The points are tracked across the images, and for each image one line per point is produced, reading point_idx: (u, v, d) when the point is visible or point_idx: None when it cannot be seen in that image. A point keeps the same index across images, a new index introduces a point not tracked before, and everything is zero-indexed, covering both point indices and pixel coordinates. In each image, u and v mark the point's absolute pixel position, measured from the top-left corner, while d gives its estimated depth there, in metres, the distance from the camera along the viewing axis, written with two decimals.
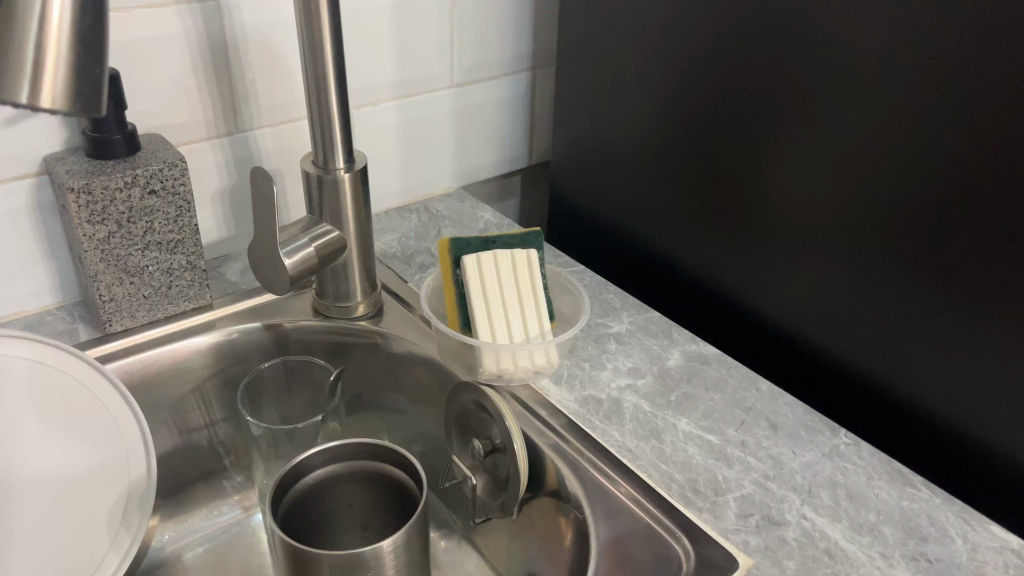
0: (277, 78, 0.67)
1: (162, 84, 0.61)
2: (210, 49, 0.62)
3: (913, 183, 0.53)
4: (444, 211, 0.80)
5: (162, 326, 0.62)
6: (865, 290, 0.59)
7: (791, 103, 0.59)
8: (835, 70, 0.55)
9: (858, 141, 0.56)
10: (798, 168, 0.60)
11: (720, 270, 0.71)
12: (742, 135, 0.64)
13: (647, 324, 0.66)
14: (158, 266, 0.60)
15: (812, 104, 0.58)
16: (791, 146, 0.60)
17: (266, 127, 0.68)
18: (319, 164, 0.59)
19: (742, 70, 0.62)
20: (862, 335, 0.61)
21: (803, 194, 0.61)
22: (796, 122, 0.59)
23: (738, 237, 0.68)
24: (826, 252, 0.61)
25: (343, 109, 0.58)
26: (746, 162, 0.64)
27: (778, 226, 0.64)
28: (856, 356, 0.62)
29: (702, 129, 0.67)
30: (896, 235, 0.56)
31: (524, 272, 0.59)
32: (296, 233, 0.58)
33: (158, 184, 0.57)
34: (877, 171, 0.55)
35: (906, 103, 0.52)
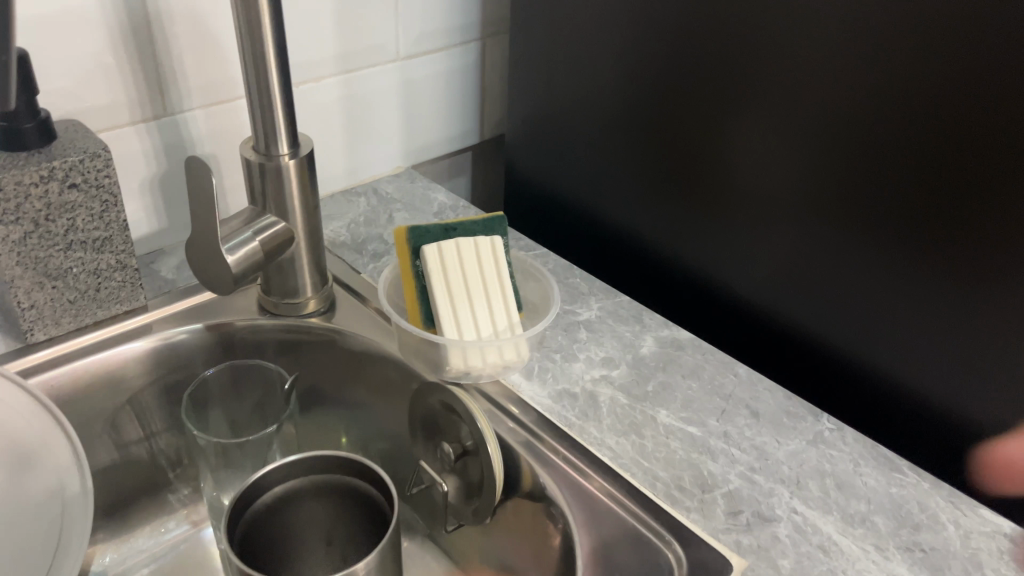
0: (208, 56, 0.61)
1: (77, 65, 0.54)
2: (131, 24, 0.56)
3: (884, 152, 0.51)
4: (394, 193, 0.75)
5: (92, 332, 0.57)
6: (838, 263, 0.57)
7: (752, 78, 0.57)
8: (795, 33, 0.53)
9: (822, 106, 0.53)
10: (760, 137, 0.58)
11: (685, 247, 0.68)
12: (699, 104, 0.61)
13: (617, 310, 0.63)
14: (83, 267, 0.54)
15: (774, 76, 0.55)
16: (751, 115, 0.58)
17: (199, 109, 0.62)
18: (260, 151, 0.54)
19: (704, 51, 0.59)
20: (838, 310, 0.59)
21: (767, 165, 0.58)
22: (759, 97, 0.57)
23: (700, 212, 0.65)
24: (796, 243, 0.59)
25: (284, 90, 0.53)
26: (709, 150, 0.62)
27: (745, 217, 0.62)
28: (832, 331, 0.60)
29: (657, 98, 0.64)
30: (867, 202, 0.53)
31: (489, 262, 0.55)
32: (239, 225, 0.53)
33: (79, 177, 0.51)
34: (848, 161, 0.53)
35: (873, 79, 0.50)
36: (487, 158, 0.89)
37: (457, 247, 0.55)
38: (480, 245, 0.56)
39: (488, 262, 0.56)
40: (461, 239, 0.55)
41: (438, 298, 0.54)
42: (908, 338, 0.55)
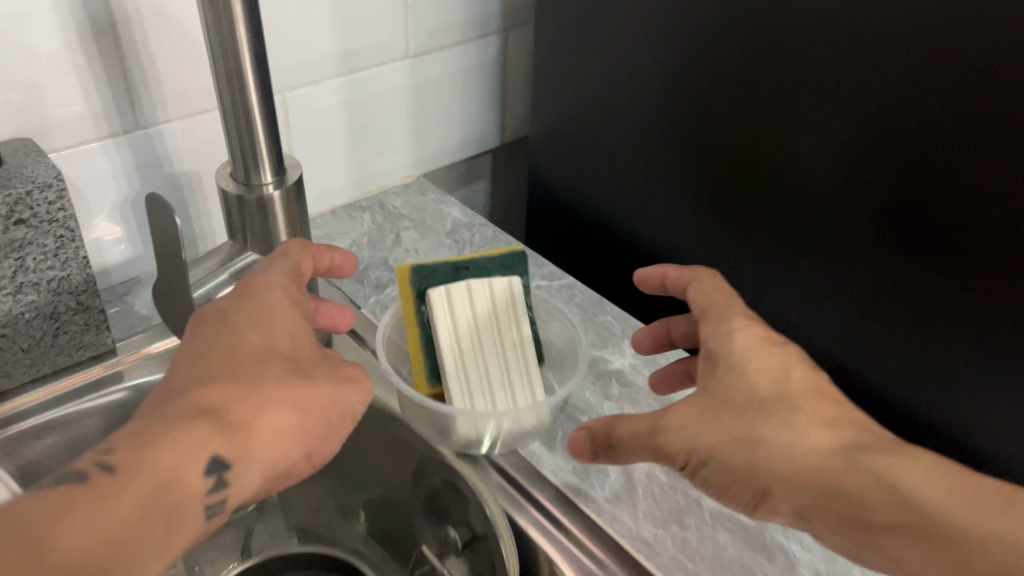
0: (186, 60, 0.53)
1: (26, 75, 0.46)
2: (92, 27, 0.47)
3: (1000, 179, 0.43)
4: (403, 208, 0.67)
5: (51, 383, 0.49)
6: (932, 298, 0.50)
7: (830, 89, 0.48)
8: (890, 37, 0.44)
9: (921, 123, 0.45)
10: (836, 157, 0.50)
11: (740, 271, 0.60)
12: (760, 117, 0.52)
13: (653, 358, 0.55)
14: (38, 311, 0.47)
15: (858, 88, 0.47)
16: (827, 132, 0.49)
17: (177, 120, 0.54)
18: (240, 180, 0.47)
19: (770, 71, 0.50)
20: (931, 344, 0.52)
21: (845, 189, 0.50)
22: (836, 111, 0.48)
23: (760, 235, 0.57)
24: (840, 269, 0.54)
25: (266, 110, 0.44)
26: (734, 166, 0.56)
27: (777, 239, 0.56)
28: (923, 365, 0.53)
29: (707, 107, 0.55)
30: (974, 234, 0.46)
31: (506, 311, 0.48)
32: (211, 267, 0.46)
33: (26, 211, 0.44)
34: (897, 184, 0.48)
35: (992, 96, 0.42)
36: (508, 162, 0.81)
37: (466, 293, 0.47)
38: (495, 290, 0.48)
39: (504, 310, 0.48)
40: (471, 282, 0.47)
41: (445, 354, 0.46)
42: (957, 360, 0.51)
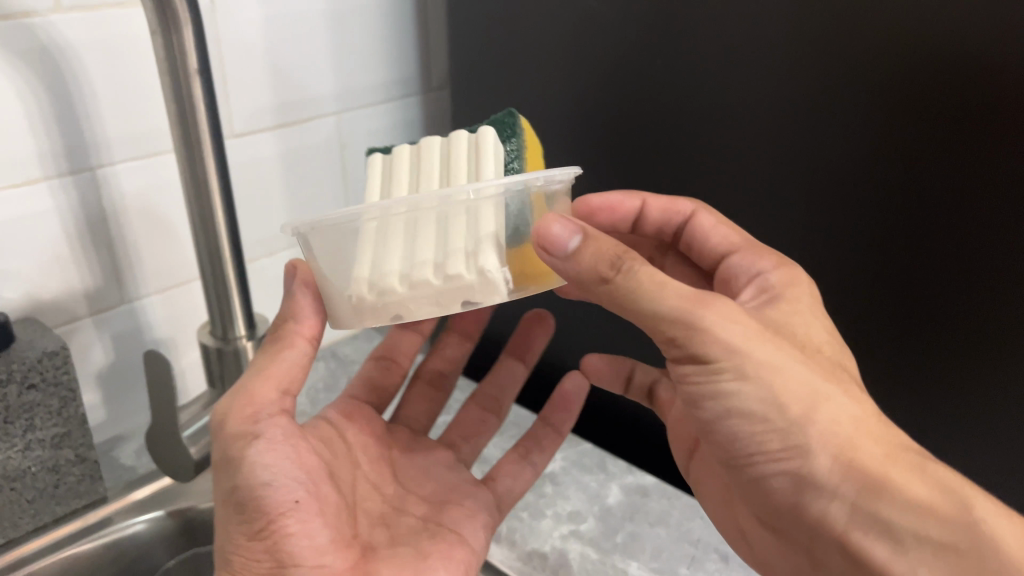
0: (161, 240, 0.63)
1: (35, 259, 0.56)
2: (87, 222, 0.58)
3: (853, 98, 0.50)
4: (352, 355, 0.78)
5: (49, 532, 0.56)
6: (887, 218, 0.52)
7: (710, 67, 0.56)
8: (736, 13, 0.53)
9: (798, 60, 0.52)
10: (745, 113, 0.55)
11: (760, 221, 0.58)
12: (675, 109, 0.59)
13: (580, 459, 0.64)
14: (41, 465, 0.54)
15: (732, 55, 0.54)
16: (730, 103, 0.56)
17: (156, 293, 0.64)
18: (218, 335, 0.56)
19: (669, 70, 0.58)
20: (904, 262, 0.52)
21: (763, 145, 0.55)
22: (719, 82, 0.56)
23: (740, 195, 0.59)
24: (823, 230, 0.55)
25: (241, 279, 0.55)
26: (728, 147, 0.57)
27: (771, 207, 0.57)
28: (906, 283, 0.53)
29: (639, 129, 0.62)
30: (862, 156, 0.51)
31: (461, 155, 0.42)
32: (197, 412, 0.55)
33: (37, 377, 0.52)
34: (777, 178, 0.56)
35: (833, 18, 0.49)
36: None
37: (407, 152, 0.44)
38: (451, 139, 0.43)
39: (457, 152, 0.42)
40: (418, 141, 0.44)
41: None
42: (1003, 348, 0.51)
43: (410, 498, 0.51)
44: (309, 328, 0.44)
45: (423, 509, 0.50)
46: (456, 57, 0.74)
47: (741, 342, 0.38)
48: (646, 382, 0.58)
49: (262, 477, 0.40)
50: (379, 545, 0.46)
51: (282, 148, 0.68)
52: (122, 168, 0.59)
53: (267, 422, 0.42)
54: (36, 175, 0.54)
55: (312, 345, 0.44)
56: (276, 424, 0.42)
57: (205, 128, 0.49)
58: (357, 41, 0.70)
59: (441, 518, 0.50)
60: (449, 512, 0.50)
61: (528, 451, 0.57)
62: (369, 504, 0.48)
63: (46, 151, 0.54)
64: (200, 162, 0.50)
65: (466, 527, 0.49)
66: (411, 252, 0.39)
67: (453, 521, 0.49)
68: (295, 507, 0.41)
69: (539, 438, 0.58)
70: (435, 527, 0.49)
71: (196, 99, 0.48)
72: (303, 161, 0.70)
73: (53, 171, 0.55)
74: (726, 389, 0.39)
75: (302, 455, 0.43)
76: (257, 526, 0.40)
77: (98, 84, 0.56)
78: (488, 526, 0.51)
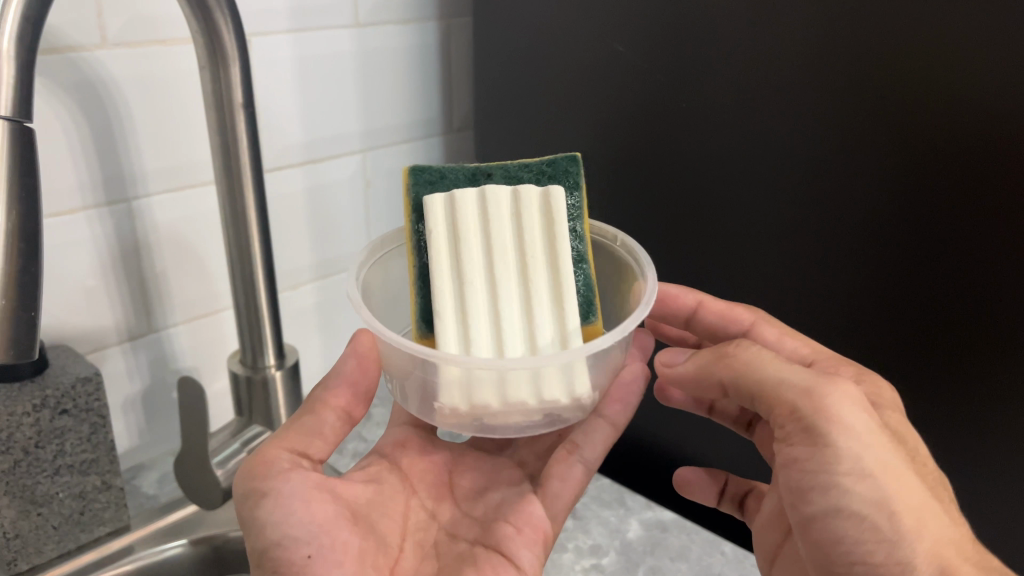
0: (189, 272, 0.64)
1: (70, 287, 0.57)
2: (121, 252, 0.59)
3: (832, 127, 0.52)
4: None
5: (73, 558, 0.56)
6: (873, 243, 0.53)
7: (707, 106, 0.57)
8: (732, 53, 0.55)
9: (779, 94, 0.53)
10: (734, 149, 0.57)
11: (750, 254, 0.59)
12: (676, 149, 0.60)
13: (599, 495, 0.64)
14: (68, 491, 0.54)
15: (726, 93, 0.56)
16: (722, 140, 0.57)
17: (182, 323, 0.65)
18: (248, 364, 0.57)
19: (675, 110, 0.59)
20: (891, 286, 0.53)
21: (751, 178, 0.57)
22: (715, 120, 0.57)
23: (731, 231, 0.60)
24: (805, 259, 0.56)
25: (273, 308, 0.56)
26: (719, 174, 0.58)
27: (756, 234, 0.58)
28: (895, 307, 0.54)
29: (646, 169, 0.63)
30: (844, 183, 0.53)
31: (533, 222, 0.46)
32: (227, 438, 0.56)
33: (70, 402, 0.52)
34: (765, 210, 0.57)
35: (807, 51, 0.51)
36: None
37: (474, 205, 0.46)
38: (522, 204, 0.46)
39: (529, 215, 0.46)
40: (484, 187, 0.46)
41: (449, 273, 0.46)
42: (971, 383, 0.52)
43: (463, 520, 0.51)
44: (335, 396, 0.47)
45: (473, 530, 0.50)
46: (482, 99, 0.76)
47: (866, 435, 0.39)
48: (740, 492, 0.55)
49: (271, 536, 0.40)
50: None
51: (309, 184, 0.69)
52: (156, 200, 0.60)
53: (275, 477, 0.42)
54: (75, 204, 0.55)
55: (340, 414, 0.47)
56: (286, 480, 0.42)
57: (246, 160, 0.51)
58: (384, 82, 0.72)
59: (490, 535, 0.48)
60: (498, 530, 0.48)
61: (574, 447, 0.51)
62: (420, 535, 0.49)
63: (85, 182, 0.55)
64: (239, 191, 0.51)
65: (513, 546, 0.46)
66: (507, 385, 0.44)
67: (500, 538, 0.47)
68: (308, 562, 0.40)
69: (588, 434, 0.51)
70: (480, 549, 0.47)
71: (240, 133, 0.50)
72: (329, 198, 0.72)
73: (92, 201, 0.56)
74: (836, 484, 0.39)
75: (318, 507, 0.42)
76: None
77: (138, 117, 0.57)
78: (542, 540, 0.48)
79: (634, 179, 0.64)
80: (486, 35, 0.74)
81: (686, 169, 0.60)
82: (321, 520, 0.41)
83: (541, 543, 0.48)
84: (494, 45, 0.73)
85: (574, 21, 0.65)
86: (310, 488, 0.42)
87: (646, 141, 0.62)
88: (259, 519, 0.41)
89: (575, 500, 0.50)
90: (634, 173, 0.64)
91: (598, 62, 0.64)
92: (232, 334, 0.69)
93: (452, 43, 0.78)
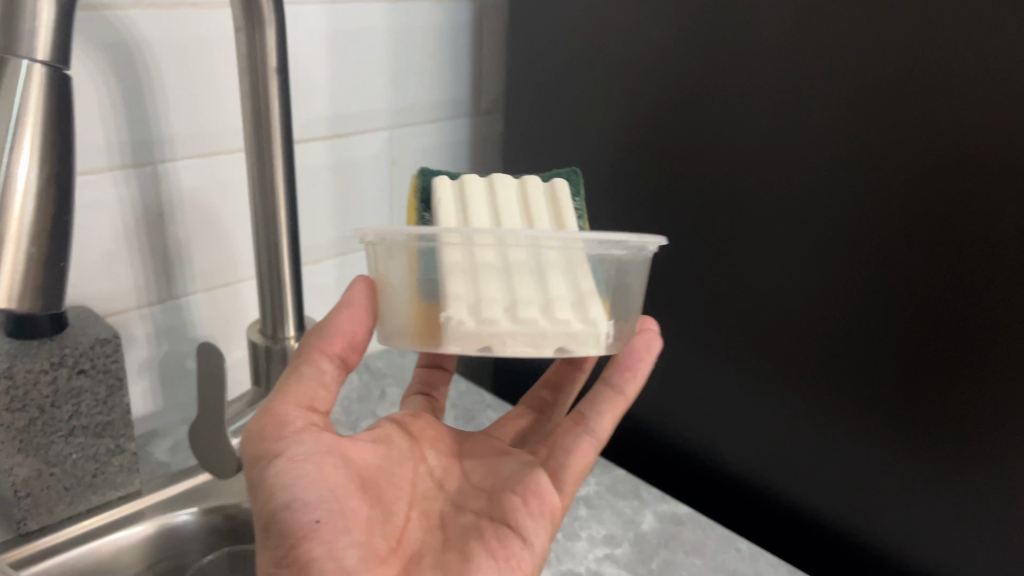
0: (210, 239, 0.63)
1: (91, 248, 0.56)
2: (144, 215, 0.58)
3: (854, 123, 0.50)
4: (385, 368, 0.79)
5: (84, 521, 0.55)
6: (883, 248, 0.50)
7: (741, 94, 0.56)
8: (769, 41, 0.53)
9: (811, 84, 0.52)
10: (760, 137, 0.55)
11: (764, 252, 0.57)
12: (707, 137, 0.59)
13: (614, 485, 0.64)
14: (82, 452, 0.54)
15: (760, 80, 0.55)
16: (753, 128, 0.56)
17: (202, 291, 0.65)
18: (268, 334, 0.57)
19: (708, 97, 0.58)
20: (897, 296, 0.51)
21: (773, 171, 0.55)
22: (747, 109, 0.56)
23: (748, 226, 0.58)
24: (819, 273, 0.54)
25: (295, 279, 0.56)
26: (746, 195, 0.57)
27: (775, 249, 0.57)
28: (899, 318, 0.51)
29: (674, 157, 0.62)
30: (861, 183, 0.51)
31: (540, 206, 0.43)
32: (243, 407, 0.56)
33: (87, 363, 0.52)
34: (781, 205, 0.55)
35: (842, 41, 0.50)
36: None
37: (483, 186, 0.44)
38: (530, 189, 0.44)
39: (537, 203, 0.43)
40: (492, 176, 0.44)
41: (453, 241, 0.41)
42: (953, 458, 0.51)
43: (469, 491, 0.50)
44: (333, 347, 0.42)
45: (480, 503, 0.48)
46: (515, 82, 0.75)
47: None
48: None
49: (280, 498, 0.38)
50: (427, 552, 0.44)
51: (334, 158, 0.69)
52: (182, 165, 0.59)
53: (287, 440, 0.39)
54: (102, 165, 0.55)
55: (337, 363, 0.42)
56: (299, 442, 0.39)
57: (275, 126, 0.50)
58: (414, 61, 0.72)
59: (498, 509, 0.47)
60: (503, 501, 0.47)
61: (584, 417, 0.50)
62: (427, 505, 0.47)
63: (112, 143, 0.55)
64: (267, 158, 0.51)
65: (520, 519, 0.46)
66: (514, 290, 0.39)
67: (508, 512, 0.46)
68: (318, 527, 0.38)
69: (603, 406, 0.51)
70: (488, 522, 0.46)
71: (271, 98, 0.49)
72: (352, 174, 0.71)
73: (118, 162, 0.55)
74: None
75: (331, 468, 0.40)
76: (283, 550, 0.38)
77: (169, 81, 0.56)
78: (552, 517, 0.47)
79: (661, 169, 0.63)
80: (523, 18, 0.73)
81: (716, 159, 0.59)
82: (334, 482, 0.40)
83: (550, 519, 0.47)
84: (529, 28, 0.72)
85: (612, 5, 0.64)
86: (325, 446, 0.40)
87: (677, 130, 0.61)
88: (270, 481, 0.39)
89: (584, 475, 0.49)
90: (661, 160, 0.63)
91: (635, 46, 0.63)
92: (251, 306, 0.69)
93: (485, 25, 0.77)
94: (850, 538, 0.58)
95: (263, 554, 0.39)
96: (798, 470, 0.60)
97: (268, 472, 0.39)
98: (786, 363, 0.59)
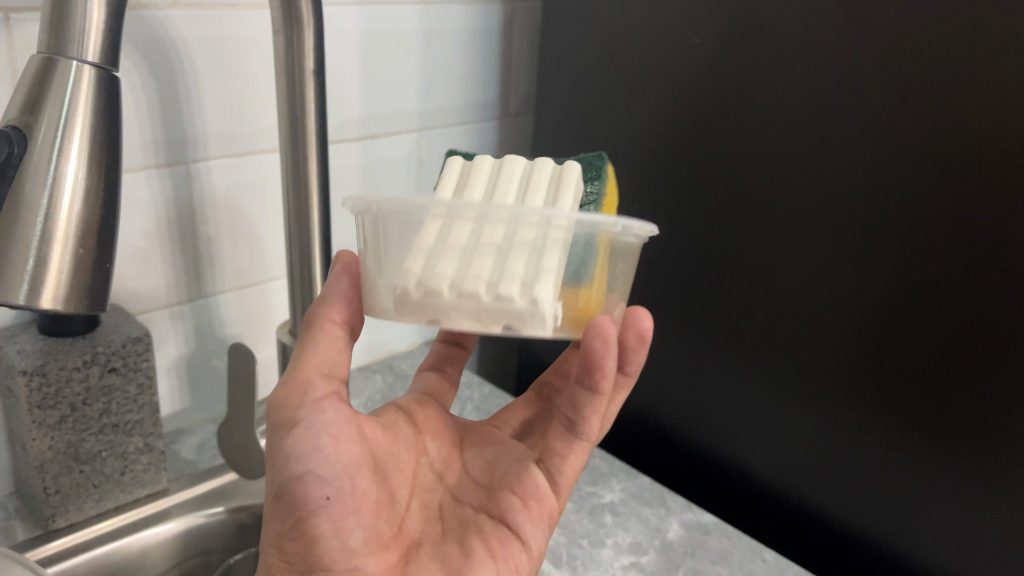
0: (240, 239, 0.63)
1: (124, 247, 0.56)
2: (176, 214, 0.58)
3: (889, 125, 0.50)
4: (408, 369, 0.79)
5: (111, 518, 0.55)
6: (914, 250, 0.50)
7: (775, 102, 0.56)
8: (805, 49, 0.53)
9: (848, 90, 0.51)
10: (794, 144, 0.55)
11: (792, 254, 0.57)
12: (739, 144, 0.59)
13: (639, 492, 0.64)
14: (111, 450, 0.54)
15: (796, 88, 0.54)
16: (785, 136, 0.55)
17: (231, 291, 0.65)
18: (297, 335, 0.57)
19: (742, 105, 0.58)
20: (927, 297, 0.50)
21: (805, 176, 0.55)
22: (781, 117, 0.55)
23: (778, 229, 0.58)
24: (847, 275, 0.54)
25: (326, 279, 0.56)
26: (774, 201, 0.57)
27: (804, 252, 0.56)
28: (927, 319, 0.51)
29: (705, 164, 0.61)
30: (894, 185, 0.50)
31: (538, 188, 0.39)
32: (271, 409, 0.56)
33: (118, 361, 0.52)
34: (811, 205, 0.55)
35: (881, 49, 0.49)
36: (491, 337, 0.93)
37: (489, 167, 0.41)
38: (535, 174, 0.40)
39: (538, 183, 0.40)
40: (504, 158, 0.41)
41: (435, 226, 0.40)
42: (966, 467, 0.51)
43: (468, 484, 0.49)
44: (341, 313, 0.42)
45: (478, 496, 0.48)
46: (545, 85, 0.75)
47: None
48: None
49: (294, 470, 0.39)
50: (427, 541, 0.45)
51: (364, 159, 0.69)
52: (215, 164, 0.59)
53: (304, 409, 0.40)
54: (137, 164, 0.55)
55: (345, 331, 0.43)
56: (319, 412, 0.40)
57: (311, 127, 0.50)
58: (445, 64, 0.71)
59: (497, 505, 0.46)
60: (501, 495, 0.46)
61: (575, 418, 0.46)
62: (426, 496, 0.48)
63: (147, 142, 0.55)
64: (302, 159, 0.51)
65: (517, 519, 0.45)
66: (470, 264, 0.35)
67: (505, 509, 0.45)
68: (325, 503, 0.39)
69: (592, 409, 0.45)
70: (484, 518, 0.46)
71: (308, 100, 0.49)
72: (381, 176, 0.71)
73: (152, 161, 0.56)
74: None
75: (344, 445, 0.41)
76: (291, 523, 0.40)
77: (204, 81, 0.56)
78: (549, 516, 0.46)
79: (692, 175, 0.63)
80: (554, 22, 0.72)
81: (747, 166, 0.59)
82: (346, 460, 0.41)
83: (548, 520, 0.46)
84: (561, 32, 0.72)
85: (646, 11, 0.64)
86: (342, 421, 0.42)
87: (709, 137, 0.61)
88: (287, 452, 0.40)
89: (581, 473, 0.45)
90: (692, 167, 0.63)
91: (669, 52, 0.62)
92: (278, 305, 0.69)
93: (515, 28, 0.77)
94: (859, 544, 0.59)
95: (271, 521, 0.41)
96: (809, 473, 0.61)
97: (286, 440, 0.40)
98: (811, 364, 0.58)
